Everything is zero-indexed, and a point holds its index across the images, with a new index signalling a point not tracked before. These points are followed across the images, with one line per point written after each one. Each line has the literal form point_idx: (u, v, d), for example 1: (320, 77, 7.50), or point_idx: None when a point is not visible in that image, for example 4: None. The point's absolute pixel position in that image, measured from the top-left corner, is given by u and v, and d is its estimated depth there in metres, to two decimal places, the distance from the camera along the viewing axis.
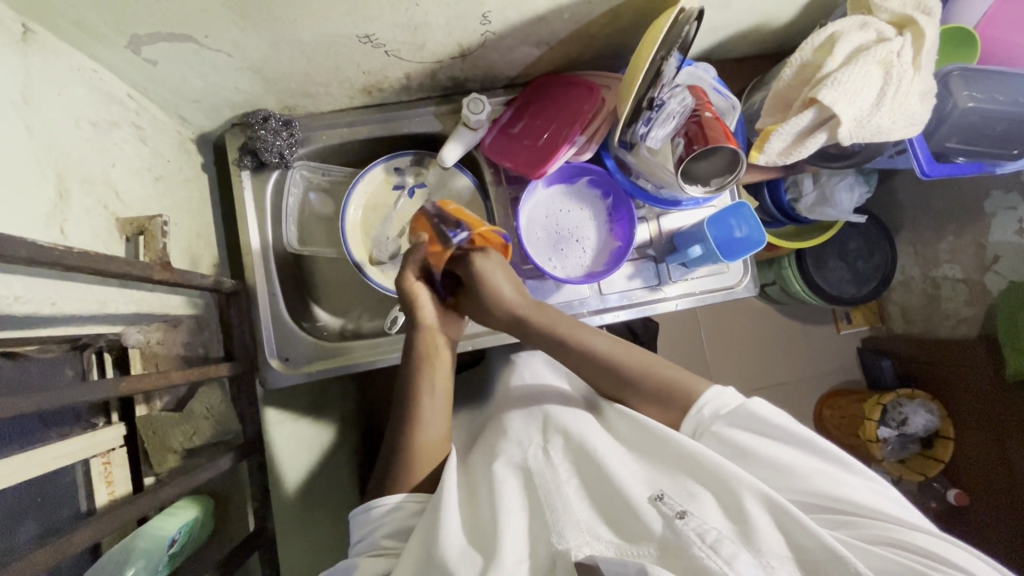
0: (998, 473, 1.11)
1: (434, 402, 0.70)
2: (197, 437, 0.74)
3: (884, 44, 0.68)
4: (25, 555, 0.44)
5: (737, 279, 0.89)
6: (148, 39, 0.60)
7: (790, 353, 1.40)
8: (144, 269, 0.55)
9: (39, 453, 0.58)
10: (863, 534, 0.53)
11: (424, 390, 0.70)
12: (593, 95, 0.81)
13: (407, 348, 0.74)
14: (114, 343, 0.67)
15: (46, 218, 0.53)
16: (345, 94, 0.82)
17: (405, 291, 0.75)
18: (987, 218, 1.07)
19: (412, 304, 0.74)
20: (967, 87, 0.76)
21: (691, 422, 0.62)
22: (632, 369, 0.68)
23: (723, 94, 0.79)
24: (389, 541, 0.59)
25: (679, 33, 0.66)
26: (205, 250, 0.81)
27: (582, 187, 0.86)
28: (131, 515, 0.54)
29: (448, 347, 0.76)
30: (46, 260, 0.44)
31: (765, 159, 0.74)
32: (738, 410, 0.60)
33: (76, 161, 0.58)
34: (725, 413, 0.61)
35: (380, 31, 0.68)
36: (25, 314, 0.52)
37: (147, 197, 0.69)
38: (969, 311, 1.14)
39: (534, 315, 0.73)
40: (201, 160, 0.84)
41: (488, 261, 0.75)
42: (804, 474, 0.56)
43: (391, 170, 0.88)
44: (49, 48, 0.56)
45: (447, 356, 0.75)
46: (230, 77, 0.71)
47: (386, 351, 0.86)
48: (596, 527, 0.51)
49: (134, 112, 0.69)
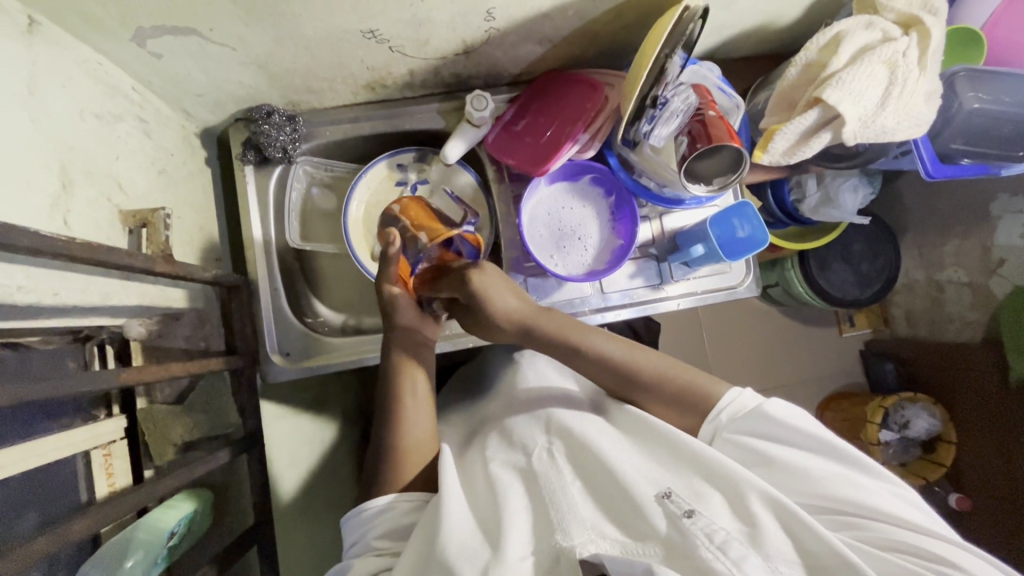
0: (1001, 478, 1.10)
1: (417, 405, 0.71)
2: (195, 430, 0.77)
3: (890, 44, 0.68)
4: (24, 543, 0.44)
5: (739, 279, 0.89)
6: (153, 32, 0.60)
7: (792, 355, 1.40)
8: (146, 261, 0.55)
9: (42, 444, 0.58)
10: (876, 540, 0.52)
11: (408, 395, 0.71)
12: (596, 92, 0.82)
13: (385, 352, 0.75)
14: (116, 336, 0.68)
15: (50, 209, 0.53)
16: (349, 90, 0.82)
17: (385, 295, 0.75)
18: (993, 221, 1.06)
19: (390, 309, 0.74)
20: (973, 88, 0.75)
21: (709, 427, 0.62)
22: (633, 366, 0.69)
23: (727, 93, 0.79)
24: (382, 541, 0.59)
25: (684, 30, 0.65)
26: (207, 244, 0.81)
27: (585, 186, 0.85)
28: (131, 506, 0.54)
29: (429, 351, 0.76)
30: (49, 251, 0.44)
31: (769, 159, 0.73)
32: (754, 411, 0.61)
33: (79, 153, 0.58)
34: (740, 416, 0.61)
35: (385, 27, 0.68)
36: (28, 305, 0.52)
37: (150, 190, 0.70)
38: (973, 315, 1.13)
39: (538, 319, 0.73)
40: (204, 154, 0.84)
41: (486, 277, 0.73)
42: (818, 477, 0.56)
43: (394, 167, 0.88)
44: (55, 39, 0.56)
45: (424, 359, 0.75)
46: (235, 71, 0.71)
47: (374, 348, 0.86)
48: (601, 526, 0.51)
49: (138, 105, 0.69)
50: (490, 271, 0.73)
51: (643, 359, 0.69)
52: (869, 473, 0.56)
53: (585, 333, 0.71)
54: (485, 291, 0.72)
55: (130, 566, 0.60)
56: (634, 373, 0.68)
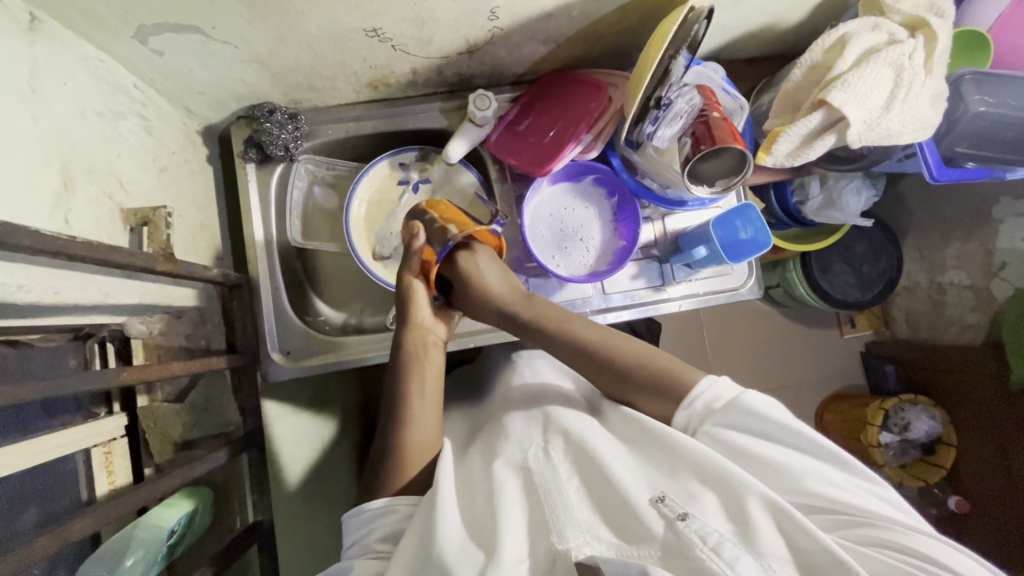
0: (1002, 482, 1.10)
1: (425, 404, 0.70)
2: (196, 428, 0.78)
3: (895, 46, 0.67)
4: (23, 545, 0.43)
5: (742, 281, 0.88)
6: (154, 29, 0.60)
7: (793, 356, 1.39)
8: (147, 260, 0.55)
9: (43, 442, 0.58)
10: (863, 537, 0.51)
11: (414, 392, 0.71)
12: (600, 93, 0.81)
13: (397, 345, 0.75)
14: (117, 334, 0.67)
15: (50, 208, 0.53)
16: (352, 89, 0.82)
17: (401, 286, 0.77)
18: (996, 224, 1.06)
19: (406, 301, 0.76)
20: (979, 92, 0.74)
21: (685, 415, 0.62)
22: (613, 355, 0.70)
23: (731, 94, 0.78)
24: (382, 545, 0.59)
25: (689, 31, 0.65)
26: (208, 242, 0.81)
27: (587, 186, 0.85)
28: (131, 506, 0.53)
29: (440, 349, 0.77)
30: (48, 249, 0.44)
31: (772, 161, 0.73)
32: (734, 402, 0.60)
33: (81, 151, 0.58)
34: (720, 409, 0.60)
35: (388, 26, 0.67)
36: (28, 303, 0.52)
37: (151, 188, 0.69)
38: (974, 318, 1.13)
39: (518, 309, 0.75)
40: (206, 152, 0.83)
41: (473, 257, 0.76)
42: (801, 474, 0.55)
43: (396, 165, 0.88)
44: (55, 36, 0.56)
45: (436, 356, 0.75)
46: (237, 69, 0.71)
47: (375, 348, 0.85)
48: (597, 529, 0.51)
49: (140, 103, 0.69)
50: (481, 251, 0.77)
51: (616, 343, 0.71)
52: (847, 470, 0.56)
53: (566, 318, 0.73)
54: (477, 269, 0.76)
55: (131, 563, 0.61)
56: (616, 361, 0.69)
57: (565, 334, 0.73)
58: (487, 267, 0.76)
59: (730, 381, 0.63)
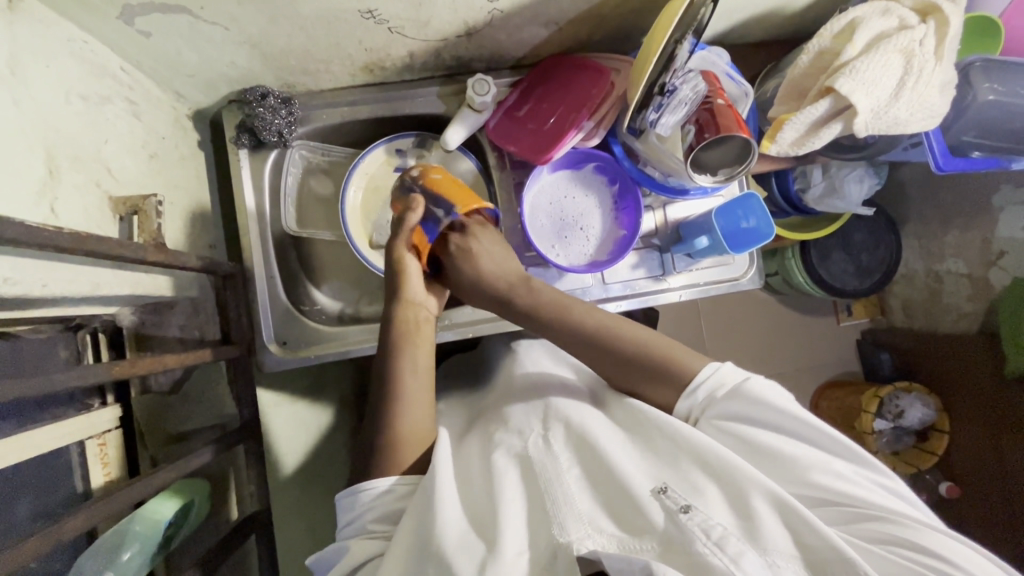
0: (992, 469, 1.11)
1: (419, 378, 0.69)
2: (191, 420, 0.77)
3: (906, 32, 0.65)
4: (13, 544, 0.42)
5: (743, 271, 0.88)
6: (141, 9, 0.57)
7: (791, 344, 1.39)
8: (137, 250, 0.53)
9: (36, 435, 0.58)
10: (866, 531, 0.51)
11: (407, 368, 0.69)
12: (602, 78, 0.79)
13: (386, 324, 0.72)
14: (108, 324, 0.69)
15: (36, 197, 0.51)
16: (346, 72, 0.79)
17: (393, 260, 0.74)
18: (995, 212, 1.05)
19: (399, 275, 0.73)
20: (988, 79, 0.73)
21: (687, 404, 0.62)
22: (619, 342, 0.68)
23: (735, 80, 0.76)
24: (378, 525, 0.59)
25: (695, 15, 0.64)
26: (202, 230, 0.79)
27: (587, 174, 0.84)
28: (126, 500, 0.52)
29: (431, 324, 0.75)
30: (36, 242, 0.42)
31: (776, 149, 0.72)
32: (738, 390, 0.59)
33: (65, 137, 0.56)
34: (723, 396, 0.60)
35: (384, 7, 0.65)
36: (15, 296, 0.50)
37: (140, 175, 0.67)
38: (970, 307, 1.14)
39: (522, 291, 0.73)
40: (197, 137, 0.81)
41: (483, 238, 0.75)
42: (806, 465, 0.55)
43: (392, 152, 0.86)
44: (36, 16, 0.54)
45: (429, 331, 0.73)
46: (229, 51, 0.68)
47: (360, 340, 0.83)
48: (598, 520, 0.50)
49: (127, 86, 0.66)
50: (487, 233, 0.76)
51: (625, 334, 0.69)
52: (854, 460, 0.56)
53: (569, 307, 0.71)
54: (481, 249, 0.75)
55: (127, 557, 0.61)
56: (614, 343, 0.68)
57: (567, 320, 0.70)
58: (492, 251, 0.75)
59: (733, 367, 0.62)
